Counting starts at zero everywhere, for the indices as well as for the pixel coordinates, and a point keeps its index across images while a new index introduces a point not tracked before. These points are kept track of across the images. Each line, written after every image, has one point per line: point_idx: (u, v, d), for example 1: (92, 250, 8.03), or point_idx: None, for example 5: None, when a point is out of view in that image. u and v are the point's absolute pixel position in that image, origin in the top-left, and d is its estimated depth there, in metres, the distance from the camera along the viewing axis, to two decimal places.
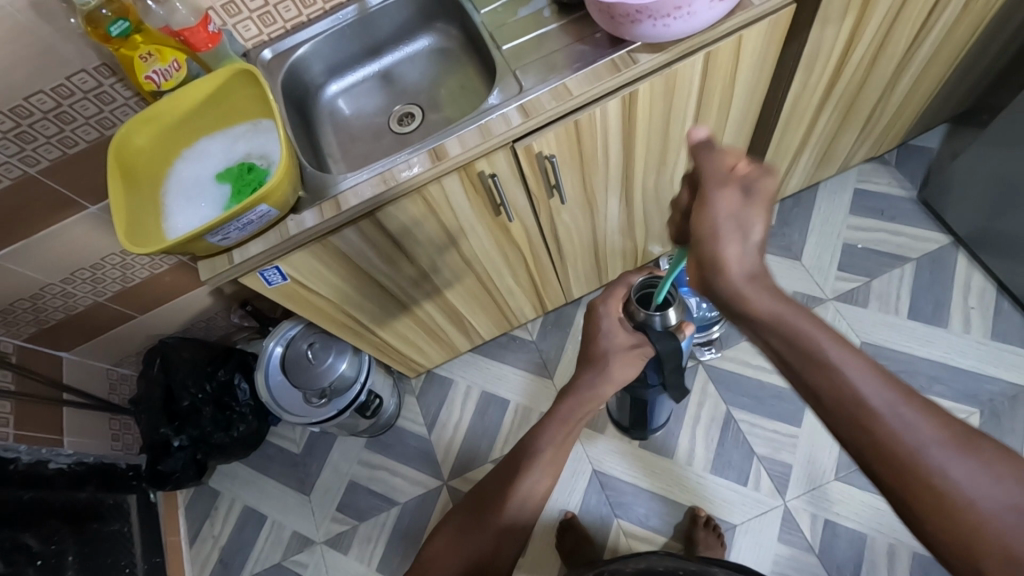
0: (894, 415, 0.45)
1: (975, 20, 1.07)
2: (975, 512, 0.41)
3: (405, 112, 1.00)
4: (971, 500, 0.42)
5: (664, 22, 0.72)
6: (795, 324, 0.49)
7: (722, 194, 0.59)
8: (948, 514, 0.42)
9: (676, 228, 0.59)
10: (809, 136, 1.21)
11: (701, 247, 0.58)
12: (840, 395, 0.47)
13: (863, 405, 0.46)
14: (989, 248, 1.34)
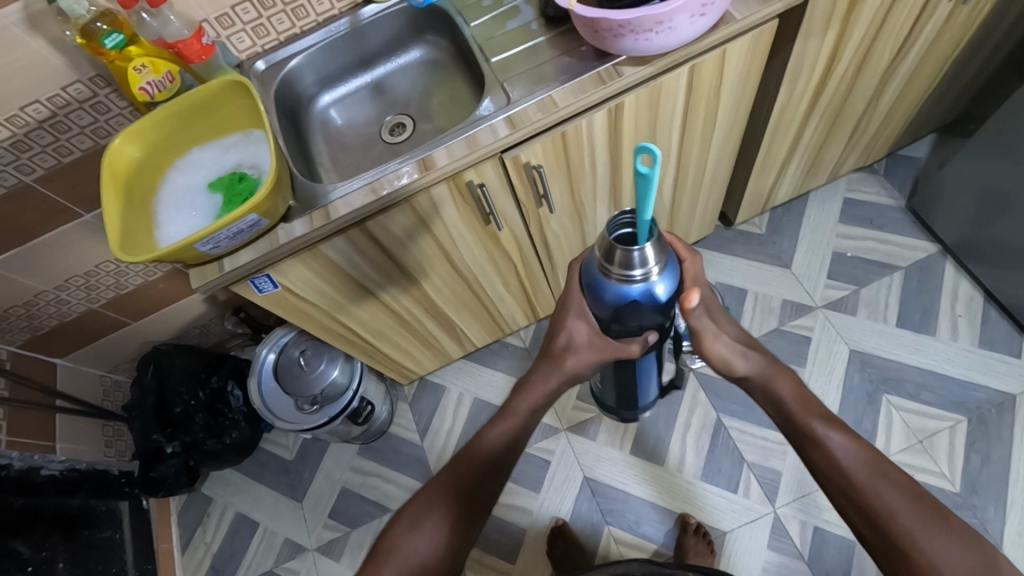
0: (872, 486, 0.60)
1: (958, 33, 1.09)
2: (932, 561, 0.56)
3: (396, 122, 1.02)
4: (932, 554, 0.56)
5: (647, 36, 0.73)
6: (798, 408, 0.67)
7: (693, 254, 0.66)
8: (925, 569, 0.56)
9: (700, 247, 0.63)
10: (796, 146, 1.23)
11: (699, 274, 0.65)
12: (840, 476, 0.62)
13: (853, 480, 0.61)
14: (976, 257, 1.36)
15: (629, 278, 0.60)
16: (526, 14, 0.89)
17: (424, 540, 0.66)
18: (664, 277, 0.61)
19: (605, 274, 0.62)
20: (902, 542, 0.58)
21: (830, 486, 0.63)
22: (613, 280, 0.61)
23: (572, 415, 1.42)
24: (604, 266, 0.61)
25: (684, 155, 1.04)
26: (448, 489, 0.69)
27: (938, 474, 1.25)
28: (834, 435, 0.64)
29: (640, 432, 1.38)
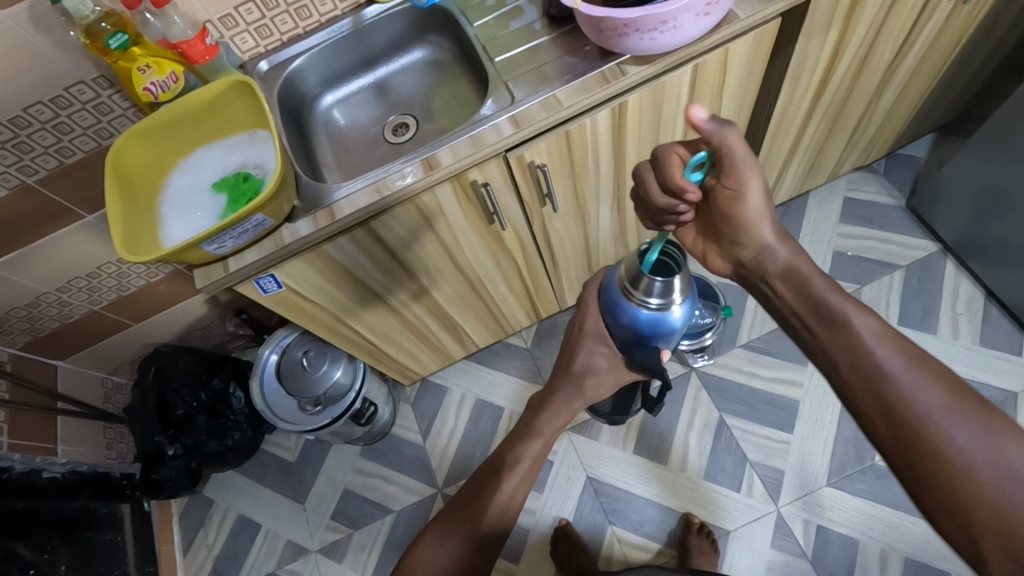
0: (905, 378, 0.54)
1: (958, 32, 1.10)
2: (962, 462, 0.49)
3: (399, 122, 1.02)
4: (966, 453, 0.49)
5: (651, 35, 0.74)
6: (827, 294, 0.61)
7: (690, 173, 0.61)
8: (954, 471, 0.49)
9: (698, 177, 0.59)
10: (797, 145, 1.23)
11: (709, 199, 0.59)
12: (867, 360, 0.56)
13: (880, 369, 0.55)
14: (976, 255, 1.36)
15: (646, 305, 0.65)
16: (529, 14, 0.90)
17: (442, 552, 0.66)
18: (677, 312, 0.66)
19: (624, 296, 0.67)
20: (930, 441, 0.51)
21: (850, 375, 0.57)
22: (630, 302, 0.66)
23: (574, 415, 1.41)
24: (625, 287, 0.66)
25: None
26: (464, 504, 0.70)
27: None
28: (866, 320, 0.58)
29: (642, 432, 1.38)
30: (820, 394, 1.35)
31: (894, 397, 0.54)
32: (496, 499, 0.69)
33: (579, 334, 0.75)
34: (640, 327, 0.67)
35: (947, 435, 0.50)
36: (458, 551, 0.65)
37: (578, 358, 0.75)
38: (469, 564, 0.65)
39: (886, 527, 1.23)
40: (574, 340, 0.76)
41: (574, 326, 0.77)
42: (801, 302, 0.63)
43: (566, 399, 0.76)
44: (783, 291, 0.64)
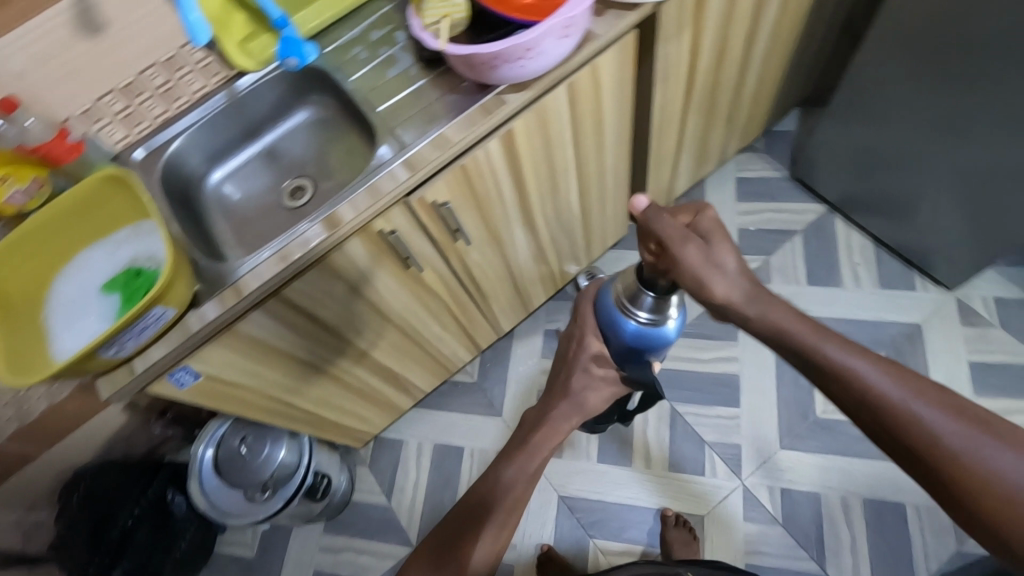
0: (913, 408, 0.54)
1: (795, 16, 1.21)
2: (964, 467, 0.52)
3: (295, 184, 0.99)
4: (960, 462, 0.52)
5: (519, 63, 0.75)
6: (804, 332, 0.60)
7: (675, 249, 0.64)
8: (979, 491, 0.50)
9: (678, 240, 0.64)
10: (681, 139, 1.31)
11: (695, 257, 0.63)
12: (867, 401, 0.56)
13: (884, 404, 0.55)
14: (859, 209, 1.49)
15: (637, 318, 0.75)
16: (404, 59, 0.90)
17: None
18: (667, 325, 0.77)
19: (620, 312, 0.77)
20: (926, 451, 0.53)
21: (853, 409, 0.58)
22: (625, 316, 0.76)
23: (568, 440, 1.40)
24: (621, 304, 0.76)
25: (583, 166, 1.09)
26: (452, 535, 0.69)
27: None
28: (852, 360, 0.57)
29: (603, 439, 1.40)
30: (756, 365, 1.42)
31: (890, 418, 0.55)
32: (486, 527, 0.68)
33: (580, 351, 0.82)
34: (633, 341, 0.77)
35: (948, 450, 0.52)
36: None
37: (576, 377, 0.81)
38: None
39: (842, 475, 1.29)
40: (573, 360, 0.82)
41: (577, 338, 0.83)
42: (797, 357, 0.61)
43: (569, 409, 0.80)
44: (779, 351, 0.62)
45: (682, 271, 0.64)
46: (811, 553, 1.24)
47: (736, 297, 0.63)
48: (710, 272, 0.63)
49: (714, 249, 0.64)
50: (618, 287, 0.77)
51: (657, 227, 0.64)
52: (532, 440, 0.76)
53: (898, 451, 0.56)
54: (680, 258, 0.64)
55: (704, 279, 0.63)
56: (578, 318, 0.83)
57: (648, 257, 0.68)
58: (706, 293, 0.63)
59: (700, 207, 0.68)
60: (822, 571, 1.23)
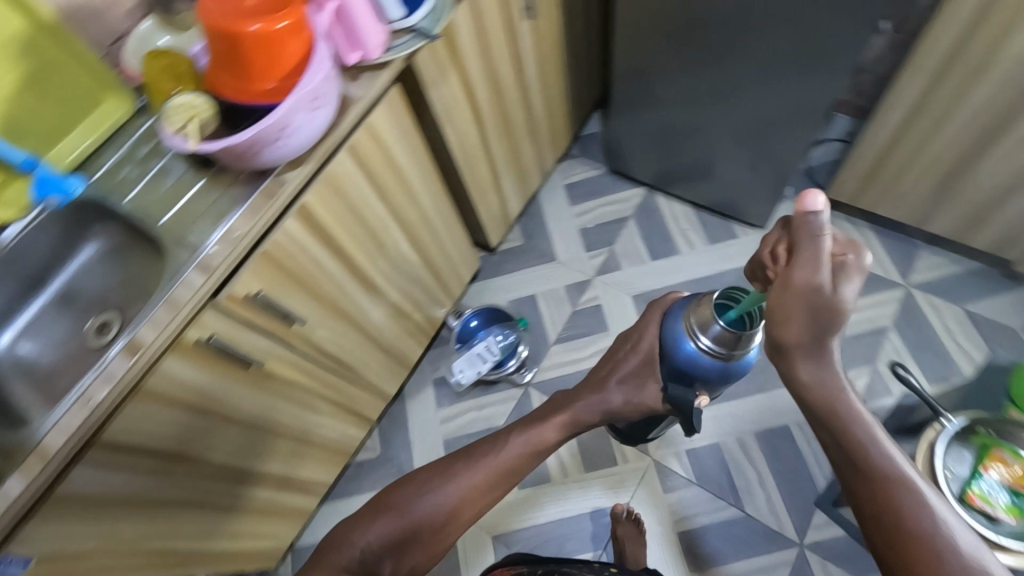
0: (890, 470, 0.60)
1: (553, 37, 1.34)
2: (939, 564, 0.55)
3: (101, 320, 0.93)
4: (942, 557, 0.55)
5: (278, 143, 0.76)
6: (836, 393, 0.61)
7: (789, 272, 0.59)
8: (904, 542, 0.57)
9: (800, 269, 0.58)
10: (495, 166, 1.39)
11: (802, 283, 0.58)
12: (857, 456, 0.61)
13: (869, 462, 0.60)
14: (671, 182, 1.66)
15: (699, 342, 0.78)
16: (176, 167, 0.88)
17: (429, 500, 0.78)
18: (738, 359, 0.79)
19: (687, 333, 0.80)
20: (911, 539, 0.57)
21: (860, 486, 0.60)
22: (688, 338, 0.79)
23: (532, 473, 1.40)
24: (690, 327, 0.79)
25: (401, 217, 1.13)
26: (460, 458, 0.82)
27: None
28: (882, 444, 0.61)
29: None
30: None
31: (884, 499, 0.59)
32: (503, 451, 0.81)
33: (631, 353, 0.86)
34: (682, 363, 0.79)
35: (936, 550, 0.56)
36: (445, 496, 0.78)
37: (615, 372, 0.85)
38: (456, 504, 0.78)
39: (732, 419, 1.39)
40: (620, 358, 0.86)
41: (633, 338, 0.87)
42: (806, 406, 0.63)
43: (592, 407, 0.84)
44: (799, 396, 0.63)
45: (785, 294, 0.59)
46: (729, 501, 1.31)
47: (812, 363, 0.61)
48: (812, 311, 0.58)
49: (837, 278, 0.59)
50: (693, 308, 0.81)
51: (806, 238, 0.59)
52: (546, 420, 0.84)
53: (883, 540, 0.59)
54: (790, 280, 0.59)
55: (788, 310, 0.59)
56: (642, 322, 0.88)
57: (770, 268, 0.63)
58: (781, 319, 0.60)
59: (854, 248, 0.60)
60: (743, 512, 1.30)
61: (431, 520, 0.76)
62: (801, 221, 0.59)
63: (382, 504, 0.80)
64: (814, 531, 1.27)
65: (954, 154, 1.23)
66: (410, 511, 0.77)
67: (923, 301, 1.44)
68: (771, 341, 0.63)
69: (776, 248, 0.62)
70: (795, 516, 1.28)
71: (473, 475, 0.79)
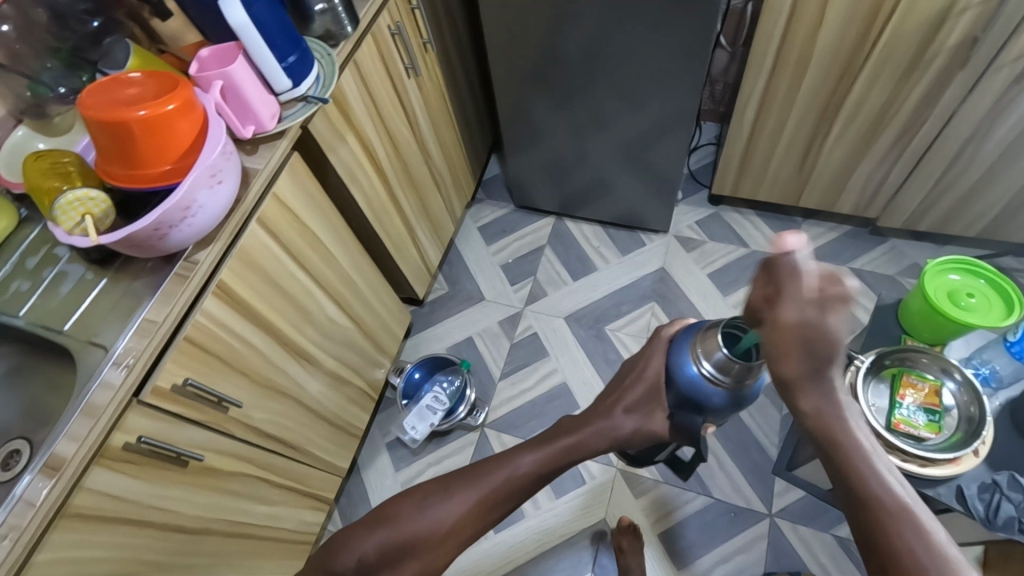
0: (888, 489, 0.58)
1: (438, 92, 1.41)
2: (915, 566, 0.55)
3: (7, 451, 0.81)
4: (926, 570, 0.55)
5: (185, 223, 0.75)
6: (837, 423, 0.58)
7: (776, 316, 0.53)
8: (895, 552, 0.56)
9: (795, 307, 0.51)
10: (407, 220, 1.42)
11: (795, 326, 0.52)
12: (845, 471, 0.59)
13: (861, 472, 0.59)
14: (575, 207, 1.76)
15: (703, 369, 0.65)
16: (72, 271, 0.83)
17: (427, 516, 0.70)
18: (747, 389, 0.66)
19: (689, 357, 0.67)
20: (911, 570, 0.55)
21: (852, 500, 0.59)
22: (692, 360, 0.67)
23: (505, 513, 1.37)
24: (693, 350, 0.67)
25: (322, 282, 1.12)
26: (466, 475, 0.72)
27: None
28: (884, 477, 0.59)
29: None
30: (572, 365, 1.56)
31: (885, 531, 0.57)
32: (512, 465, 0.70)
33: (636, 381, 0.71)
34: (689, 391, 0.66)
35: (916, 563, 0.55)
36: (446, 514, 0.69)
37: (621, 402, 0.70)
38: (456, 522, 0.69)
39: None
40: (624, 387, 0.72)
41: (636, 366, 0.72)
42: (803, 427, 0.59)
43: (597, 437, 0.69)
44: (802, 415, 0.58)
45: (777, 335, 0.53)
46: (696, 490, 1.35)
47: (812, 391, 0.56)
48: (799, 352, 0.53)
49: (824, 319, 0.51)
50: (697, 336, 0.68)
51: (786, 274, 0.52)
52: (578, 433, 0.70)
53: (873, 554, 0.58)
54: (783, 323, 0.52)
55: (786, 345, 0.53)
56: (645, 354, 0.74)
57: (752, 316, 0.56)
58: (778, 355, 0.54)
59: (839, 276, 0.51)
60: (712, 498, 1.34)
61: (426, 536, 0.69)
62: (776, 260, 0.53)
63: (383, 512, 0.73)
64: (778, 499, 1.33)
65: (803, 139, 1.41)
66: (410, 526, 0.70)
67: None
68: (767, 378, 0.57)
69: (759, 290, 0.55)
70: (758, 489, 1.34)
71: (480, 489, 0.70)
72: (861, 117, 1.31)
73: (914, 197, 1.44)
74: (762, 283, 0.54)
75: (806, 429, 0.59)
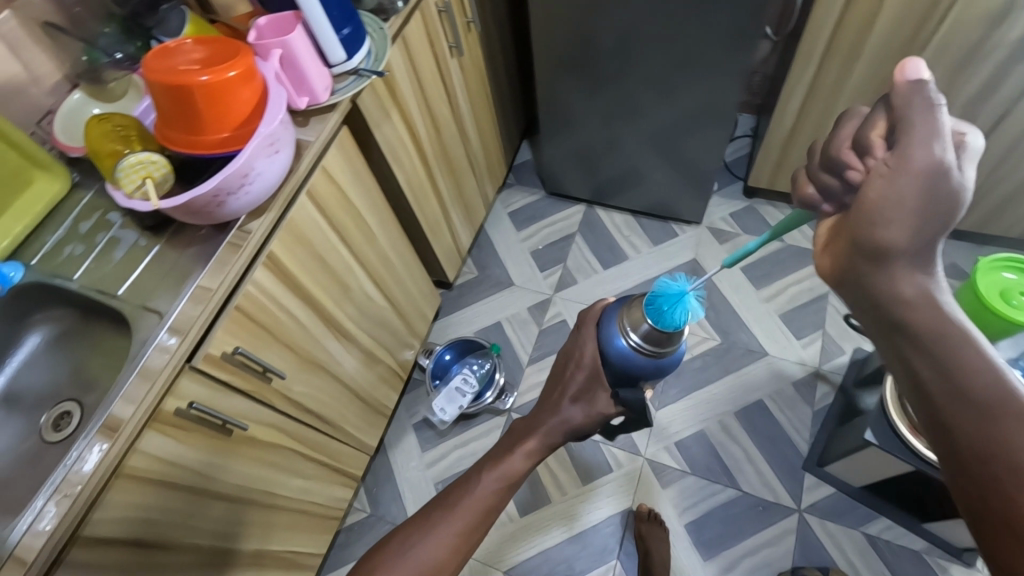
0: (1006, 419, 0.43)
1: (478, 72, 1.40)
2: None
3: (58, 412, 0.84)
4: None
5: (243, 190, 0.75)
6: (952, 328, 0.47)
7: (889, 164, 0.47)
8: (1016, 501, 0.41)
9: (898, 151, 0.47)
10: (442, 201, 1.41)
11: (907, 174, 0.46)
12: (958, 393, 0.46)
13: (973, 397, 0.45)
14: (607, 195, 1.75)
15: (632, 339, 0.79)
16: (126, 237, 0.84)
17: (415, 551, 0.73)
18: (664, 357, 0.81)
19: (620, 331, 0.80)
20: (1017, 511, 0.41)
21: (943, 398, 0.47)
22: (621, 336, 0.80)
23: (530, 496, 1.37)
24: (621, 326, 0.80)
25: (362, 259, 1.12)
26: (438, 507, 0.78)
27: (704, 339, 1.52)
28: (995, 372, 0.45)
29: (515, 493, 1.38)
30: None
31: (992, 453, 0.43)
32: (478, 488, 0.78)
33: (577, 370, 0.79)
34: (620, 364, 0.79)
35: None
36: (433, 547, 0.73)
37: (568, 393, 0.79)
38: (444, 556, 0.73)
39: (711, 404, 1.44)
40: (567, 380, 0.80)
41: (575, 353, 0.81)
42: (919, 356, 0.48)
43: (556, 429, 0.78)
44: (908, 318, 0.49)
45: (884, 187, 0.47)
46: (724, 482, 1.35)
47: (911, 274, 0.49)
48: (899, 209, 0.47)
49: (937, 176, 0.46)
50: (622, 311, 0.82)
51: (900, 111, 0.47)
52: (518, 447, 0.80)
53: (971, 479, 0.44)
54: (879, 176, 0.48)
55: (891, 196, 0.47)
56: (577, 338, 0.83)
57: (856, 167, 0.51)
58: (877, 219, 0.48)
59: (962, 129, 0.49)
60: (740, 490, 1.34)
61: None
62: (910, 91, 0.47)
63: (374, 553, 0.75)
64: (807, 494, 1.32)
65: None
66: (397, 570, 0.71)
67: None
68: (853, 241, 0.51)
69: (870, 127, 0.50)
70: (787, 483, 1.33)
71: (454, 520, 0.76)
72: None
73: None
74: (875, 121, 0.50)
75: (891, 318, 0.50)
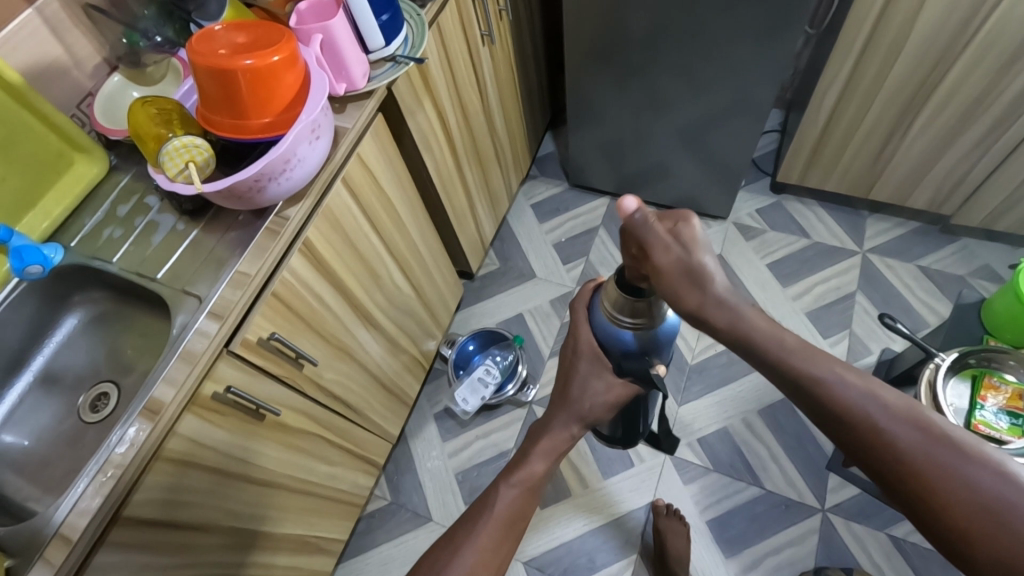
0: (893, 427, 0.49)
1: (507, 62, 1.39)
2: (966, 500, 0.46)
3: (96, 394, 0.85)
4: (964, 492, 0.46)
5: (284, 176, 0.75)
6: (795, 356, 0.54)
7: (660, 262, 0.57)
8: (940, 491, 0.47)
9: (656, 247, 0.57)
10: (469, 191, 1.41)
11: (671, 265, 0.56)
12: (855, 419, 0.50)
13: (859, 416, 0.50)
14: (632, 188, 1.73)
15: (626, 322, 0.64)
16: (165, 220, 0.84)
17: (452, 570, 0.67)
18: (661, 326, 0.65)
19: (613, 321, 0.66)
20: (955, 508, 0.46)
21: (842, 430, 0.51)
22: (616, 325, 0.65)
23: (551, 489, 1.37)
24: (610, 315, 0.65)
25: (392, 248, 1.12)
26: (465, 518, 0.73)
27: None
28: (849, 378, 0.52)
29: None
30: None
31: (888, 454, 0.49)
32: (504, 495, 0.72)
33: (576, 355, 0.70)
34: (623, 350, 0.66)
35: (942, 472, 0.47)
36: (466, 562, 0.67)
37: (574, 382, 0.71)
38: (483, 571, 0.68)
39: (735, 401, 1.43)
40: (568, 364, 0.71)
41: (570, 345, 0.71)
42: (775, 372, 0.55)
43: (566, 423, 0.72)
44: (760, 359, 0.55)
45: (657, 278, 0.57)
46: (747, 480, 1.34)
47: (721, 311, 0.56)
48: (682, 288, 0.56)
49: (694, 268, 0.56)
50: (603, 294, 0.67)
51: (641, 231, 0.58)
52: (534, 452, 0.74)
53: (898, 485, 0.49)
54: (656, 271, 0.57)
55: (671, 281, 0.57)
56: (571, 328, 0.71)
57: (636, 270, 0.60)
58: (674, 296, 0.57)
59: (677, 216, 0.60)
60: (763, 488, 1.33)
61: None
62: (631, 223, 0.59)
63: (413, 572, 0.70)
64: (832, 495, 1.31)
65: (885, 127, 1.35)
66: None
67: (878, 264, 1.56)
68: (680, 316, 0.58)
69: (626, 248, 0.60)
70: (811, 482, 1.32)
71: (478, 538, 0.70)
72: (952, 105, 1.25)
73: (996, 194, 1.38)
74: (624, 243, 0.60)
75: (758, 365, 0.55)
